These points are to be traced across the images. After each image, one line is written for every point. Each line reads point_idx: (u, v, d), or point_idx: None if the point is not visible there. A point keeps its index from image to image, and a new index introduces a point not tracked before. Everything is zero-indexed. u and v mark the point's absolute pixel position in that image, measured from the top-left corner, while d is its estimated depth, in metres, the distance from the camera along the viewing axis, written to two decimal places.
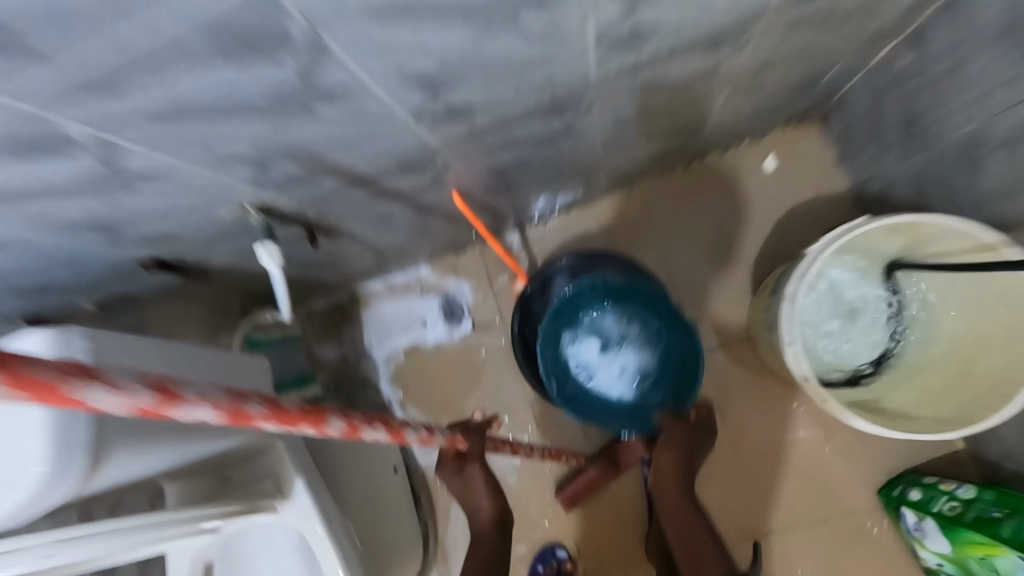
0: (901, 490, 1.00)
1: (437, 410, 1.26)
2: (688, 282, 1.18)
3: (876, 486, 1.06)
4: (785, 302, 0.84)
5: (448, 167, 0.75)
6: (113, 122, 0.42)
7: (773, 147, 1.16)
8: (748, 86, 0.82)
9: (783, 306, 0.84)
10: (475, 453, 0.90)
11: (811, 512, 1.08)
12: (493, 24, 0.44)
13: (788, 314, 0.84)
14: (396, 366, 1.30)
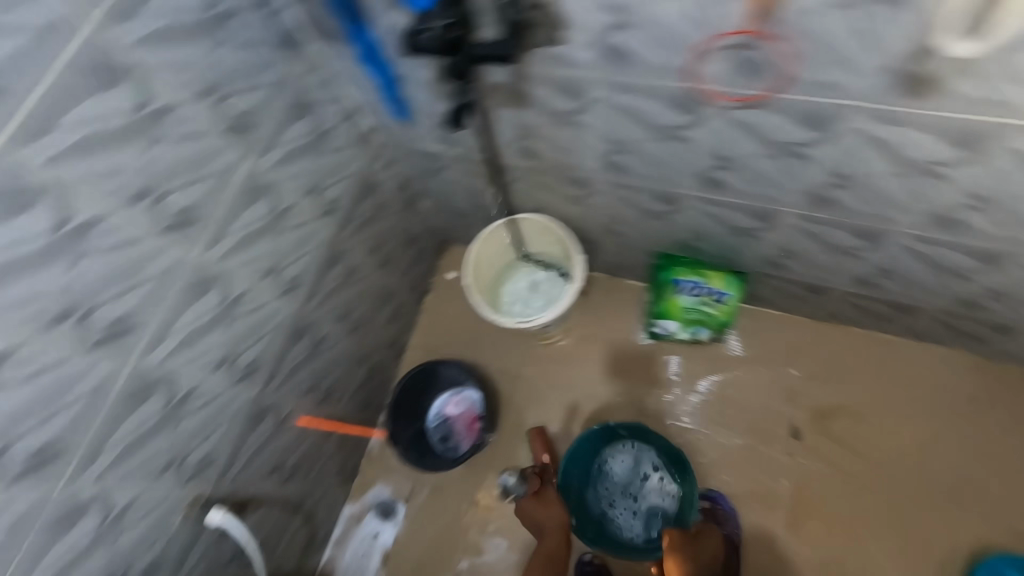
0: (649, 322, 1.57)
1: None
2: (481, 353, 1.73)
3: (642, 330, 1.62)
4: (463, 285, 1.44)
5: (278, 407, 1.25)
6: (102, 475, 0.87)
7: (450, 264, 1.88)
8: (383, 258, 1.54)
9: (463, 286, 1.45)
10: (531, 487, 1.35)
11: (644, 397, 1.55)
12: (227, 322, 1.02)
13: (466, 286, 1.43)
14: None
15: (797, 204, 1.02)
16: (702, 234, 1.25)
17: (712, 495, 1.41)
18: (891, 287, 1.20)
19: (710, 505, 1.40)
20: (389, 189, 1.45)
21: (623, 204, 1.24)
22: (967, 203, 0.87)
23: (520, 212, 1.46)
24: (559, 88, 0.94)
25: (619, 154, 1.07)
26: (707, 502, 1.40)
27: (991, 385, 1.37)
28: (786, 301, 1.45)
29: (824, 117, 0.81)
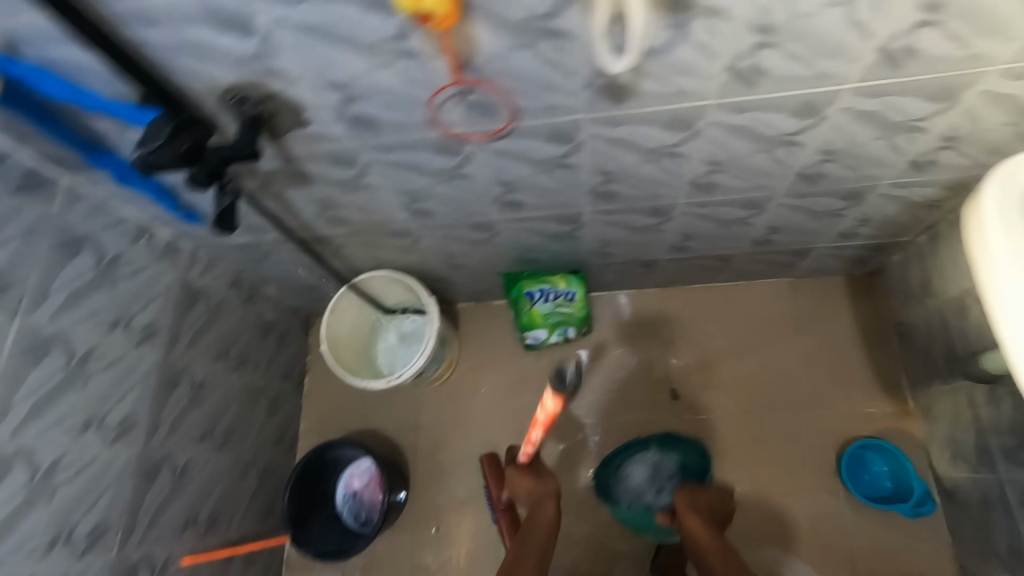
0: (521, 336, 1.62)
1: None
2: (377, 416, 1.70)
3: (520, 345, 1.68)
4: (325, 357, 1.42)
5: (150, 556, 1.16)
6: None
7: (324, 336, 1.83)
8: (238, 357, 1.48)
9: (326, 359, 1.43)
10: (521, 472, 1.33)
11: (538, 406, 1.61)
12: (46, 498, 0.95)
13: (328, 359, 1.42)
14: None
15: (587, 203, 1.11)
16: (529, 247, 1.32)
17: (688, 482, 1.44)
18: (700, 246, 1.34)
19: None
20: (221, 289, 1.40)
21: (448, 240, 1.29)
22: (708, 168, 1.00)
23: (363, 273, 1.47)
24: (331, 161, 0.97)
25: (419, 201, 1.11)
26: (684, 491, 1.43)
27: (812, 300, 1.55)
28: (631, 281, 1.57)
29: (565, 132, 0.89)
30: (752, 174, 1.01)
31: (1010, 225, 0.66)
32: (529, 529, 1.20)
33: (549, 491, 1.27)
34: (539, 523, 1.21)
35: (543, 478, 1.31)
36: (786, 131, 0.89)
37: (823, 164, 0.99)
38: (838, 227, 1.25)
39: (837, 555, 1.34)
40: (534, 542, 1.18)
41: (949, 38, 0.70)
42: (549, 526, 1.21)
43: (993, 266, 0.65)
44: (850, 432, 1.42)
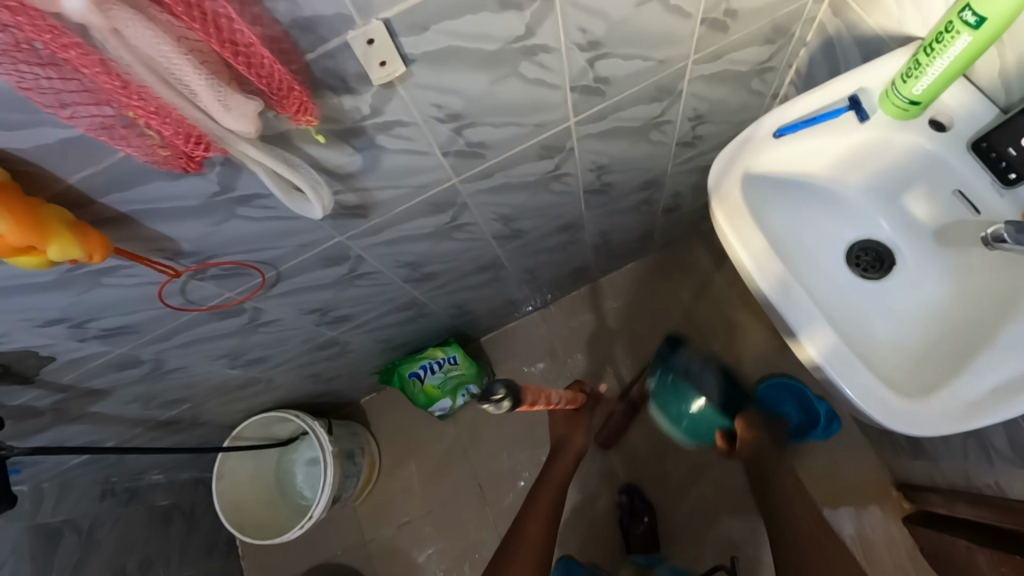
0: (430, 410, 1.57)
1: None
2: (322, 546, 1.61)
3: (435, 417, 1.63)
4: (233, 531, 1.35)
5: None
6: None
7: None
8: (142, 564, 1.35)
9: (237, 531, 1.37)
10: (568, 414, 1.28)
11: (474, 470, 1.58)
12: None
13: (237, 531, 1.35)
14: None
15: (410, 288, 1.08)
16: (386, 338, 1.27)
17: (627, 487, 1.47)
18: (549, 269, 1.33)
19: (626, 498, 1.45)
20: (89, 508, 1.26)
21: (300, 368, 1.22)
22: (501, 222, 0.99)
23: (239, 424, 1.39)
24: (113, 370, 0.88)
25: (240, 356, 1.04)
26: (625, 495, 1.46)
27: (678, 267, 1.61)
28: (511, 314, 1.56)
29: (335, 255, 0.85)
30: (547, 209, 1.01)
31: (736, 210, 0.69)
32: (544, 479, 1.19)
33: (573, 447, 1.24)
34: (552, 480, 1.19)
35: (578, 419, 1.28)
36: (546, 170, 0.89)
37: (603, 176, 0.99)
38: (660, 207, 1.27)
39: None
40: (546, 495, 1.15)
41: (628, 59, 0.72)
42: (558, 481, 1.19)
43: (737, 250, 0.68)
44: (751, 377, 1.47)
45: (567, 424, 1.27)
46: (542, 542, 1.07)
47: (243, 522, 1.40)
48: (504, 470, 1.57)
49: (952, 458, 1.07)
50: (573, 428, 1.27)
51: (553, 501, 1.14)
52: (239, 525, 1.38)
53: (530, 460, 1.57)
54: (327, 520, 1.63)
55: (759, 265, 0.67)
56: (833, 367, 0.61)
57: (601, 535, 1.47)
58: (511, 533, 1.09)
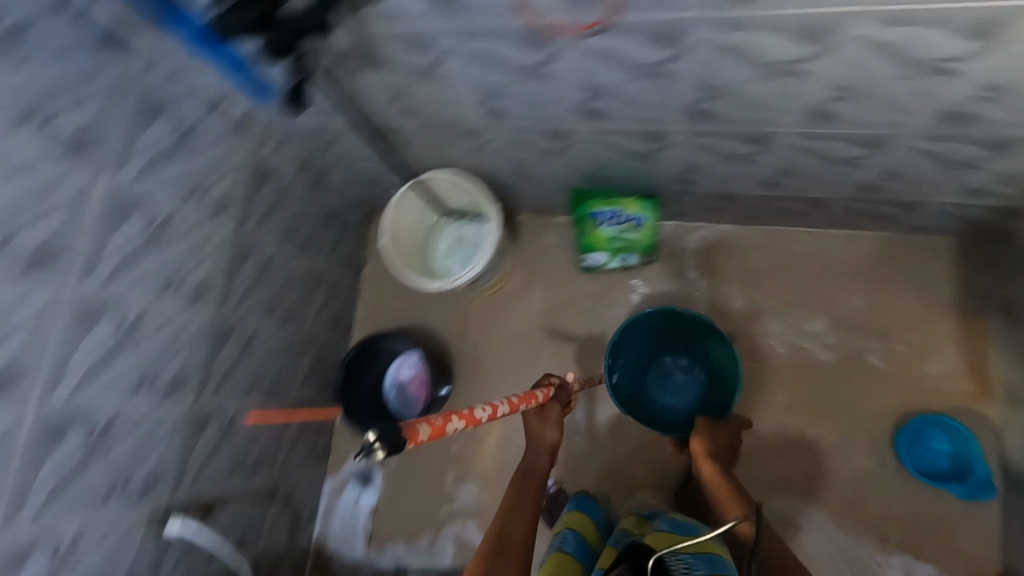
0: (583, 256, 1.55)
1: (411, 528, 1.63)
2: (427, 314, 1.74)
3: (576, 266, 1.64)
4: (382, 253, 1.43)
5: (222, 409, 1.26)
6: (38, 516, 0.91)
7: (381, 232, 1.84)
8: (304, 240, 1.51)
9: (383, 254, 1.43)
10: (535, 412, 1.22)
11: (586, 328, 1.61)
12: (133, 345, 1.03)
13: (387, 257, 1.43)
14: (368, 527, 1.66)
15: (678, 121, 1.00)
16: (603, 162, 1.22)
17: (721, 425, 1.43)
18: (794, 184, 1.20)
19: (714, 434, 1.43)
20: (289, 170, 1.40)
21: (518, 146, 1.21)
22: (831, 95, 0.86)
23: (430, 171, 1.43)
24: (407, 44, 0.89)
25: (495, 99, 1.03)
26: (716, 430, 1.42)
27: (906, 260, 1.40)
28: (706, 213, 1.47)
29: (671, 33, 0.77)
30: (885, 107, 0.87)
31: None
32: (516, 480, 1.15)
33: (547, 443, 1.20)
34: (528, 478, 1.15)
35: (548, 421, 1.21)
36: (944, 56, 0.73)
37: (979, 102, 0.82)
38: (969, 181, 1.07)
39: (869, 517, 1.31)
40: (523, 492, 1.11)
41: None
42: (534, 478, 1.15)
43: None
44: (916, 404, 1.34)
45: (539, 420, 1.21)
46: (527, 536, 1.03)
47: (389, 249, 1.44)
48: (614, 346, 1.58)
49: None
50: (546, 423, 1.22)
51: (527, 497, 1.11)
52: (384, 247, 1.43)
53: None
54: (440, 295, 1.75)
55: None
56: None
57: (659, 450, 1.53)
58: (495, 531, 1.03)
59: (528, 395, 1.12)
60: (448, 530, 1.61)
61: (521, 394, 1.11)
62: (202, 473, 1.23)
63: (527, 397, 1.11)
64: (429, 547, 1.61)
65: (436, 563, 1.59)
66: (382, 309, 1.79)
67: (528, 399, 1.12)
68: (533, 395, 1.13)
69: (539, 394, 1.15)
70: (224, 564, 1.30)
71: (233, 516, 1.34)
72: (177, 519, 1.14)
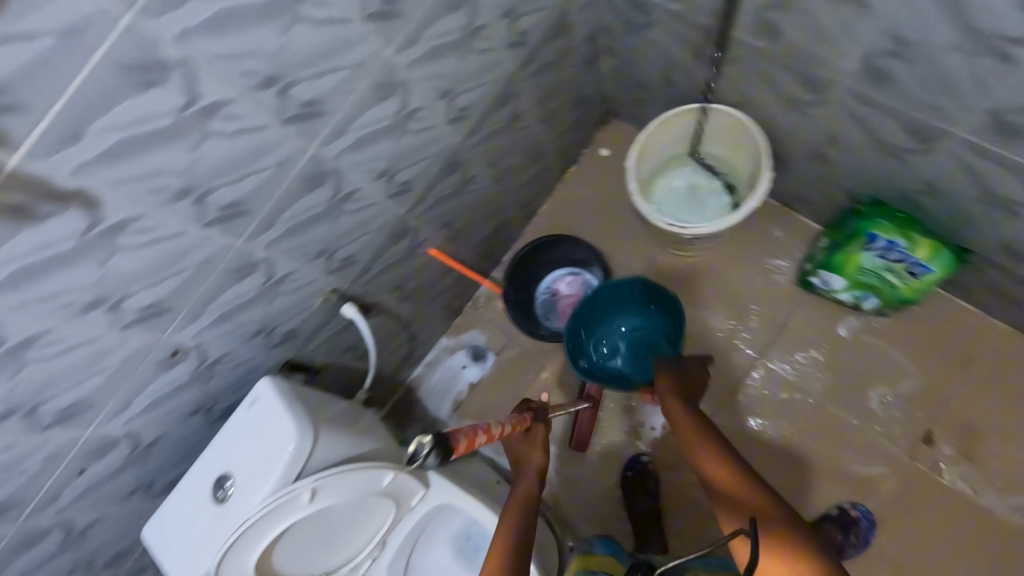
0: (809, 269, 1.36)
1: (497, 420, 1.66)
2: (611, 241, 1.65)
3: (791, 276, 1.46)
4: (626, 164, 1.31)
5: (418, 231, 1.27)
6: (271, 244, 0.93)
7: (605, 140, 1.72)
8: (550, 112, 1.43)
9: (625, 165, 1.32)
10: (516, 436, 1.25)
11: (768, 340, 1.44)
12: (399, 133, 1.01)
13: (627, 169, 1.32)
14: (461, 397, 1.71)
15: None
16: (941, 188, 1.01)
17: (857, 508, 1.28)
18: None
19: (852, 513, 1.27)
20: (582, 35, 1.29)
21: (855, 124, 1.02)
22: None
23: (722, 104, 1.24)
24: None
25: (897, 58, 0.84)
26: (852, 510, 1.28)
27: None
28: (989, 299, 1.22)
29: None
30: None
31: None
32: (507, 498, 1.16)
33: (534, 465, 1.21)
34: (516, 496, 1.15)
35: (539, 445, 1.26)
36: None
37: None
38: None
39: None
40: (507, 516, 1.11)
41: None
42: (523, 499, 1.14)
43: None
44: None
45: (523, 443, 1.24)
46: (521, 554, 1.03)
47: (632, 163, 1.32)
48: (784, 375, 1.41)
49: None
50: (533, 446, 1.25)
51: (525, 519, 1.10)
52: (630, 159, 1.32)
53: (820, 394, 1.38)
54: (633, 231, 1.64)
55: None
56: None
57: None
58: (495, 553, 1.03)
59: (518, 416, 1.24)
60: None
61: (514, 419, 1.23)
62: (379, 278, 1.27)
63: (522, 419, 1.24)
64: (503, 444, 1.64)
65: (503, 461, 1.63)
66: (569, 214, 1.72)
67: (520, 418, 1.24)
68: (518, 418, 1.24)
69: (519, 416, 1.24)
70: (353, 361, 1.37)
71: (376, 327, 1.40)
72: (352, 306, 1.18)
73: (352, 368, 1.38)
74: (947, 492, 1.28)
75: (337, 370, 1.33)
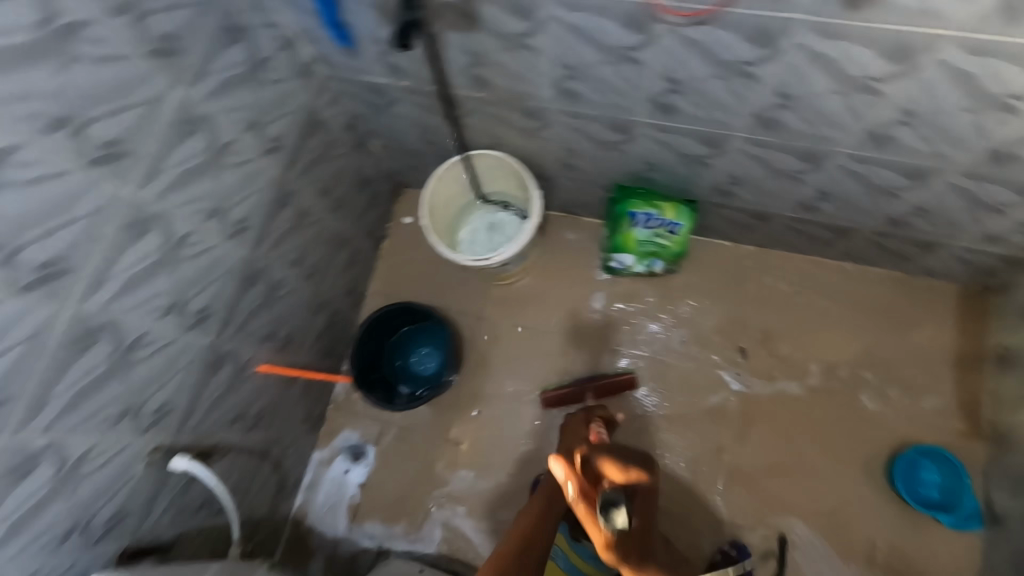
0: (607, 256, 1.57)
1: (399, 510, 1.57)
2: (444, 295, 1.73)
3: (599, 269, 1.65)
4: (422, 224, 1.42)
5: (237, 354, 1.21)
6: (49, 426, 0.82)
7: (406, 210, 1.82)
8: (337, 200, 1.49)
9: (422, 225, 1.42)
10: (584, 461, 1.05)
11: (602, 330, 1.61)
12: (172, 265, 0.98)
13: (426, 227, 1.41)
14: (355, 504, 1.60)
15: (746, 127, 1.05)
16: (657, 163, 1.26)
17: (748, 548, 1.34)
18: (831, 208, 1.26)
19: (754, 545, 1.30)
20: (338, 127, 1.39)
21: (577, 135, 1.24)
22: (896, 118, 0.93)
23: (479, 149, 1.42)
24: (510, 8, 0.92)
25: (572, 80, 1.06)
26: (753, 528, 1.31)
27: (913, 301, 1.47)
28: (733, 232, 1.51)
29: (775, 30, 0.82)
30: (944, 137, 0.94)
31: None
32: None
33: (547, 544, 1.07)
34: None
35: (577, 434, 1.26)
36: (1011, 91, 0.81)
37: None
38: (991, 225, 1.16)
39: (862, 537, 1.36)
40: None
41: None
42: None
43: None
44: (910, 436, 1.39)
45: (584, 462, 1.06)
46: None
47: (426, 221, 1.42)
48: (626, 349, 1.58)
49: None
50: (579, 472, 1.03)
51: None
52: (423, 219, 1.42)
53: (659, 353, 1.56)
54: (459, 280, 1.74)
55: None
56: None
57: (656, 456, 1.47)
58: None
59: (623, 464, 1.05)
60: (437, 517, 1.56)
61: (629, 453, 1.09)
62: (209, 416, 1.17)
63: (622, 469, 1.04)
64: (413, 531, 1.55)
65: (419, 548, 1.54)
66: (397, 286, 1.76)
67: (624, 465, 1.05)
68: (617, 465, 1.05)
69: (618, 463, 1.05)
70: (212, 518, 1.22)
71: (227, 469, 1.27)
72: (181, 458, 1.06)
73: (213, 526, 1.23)
74: (781, 392, 1.47)
75: (195, 537, 1.17)
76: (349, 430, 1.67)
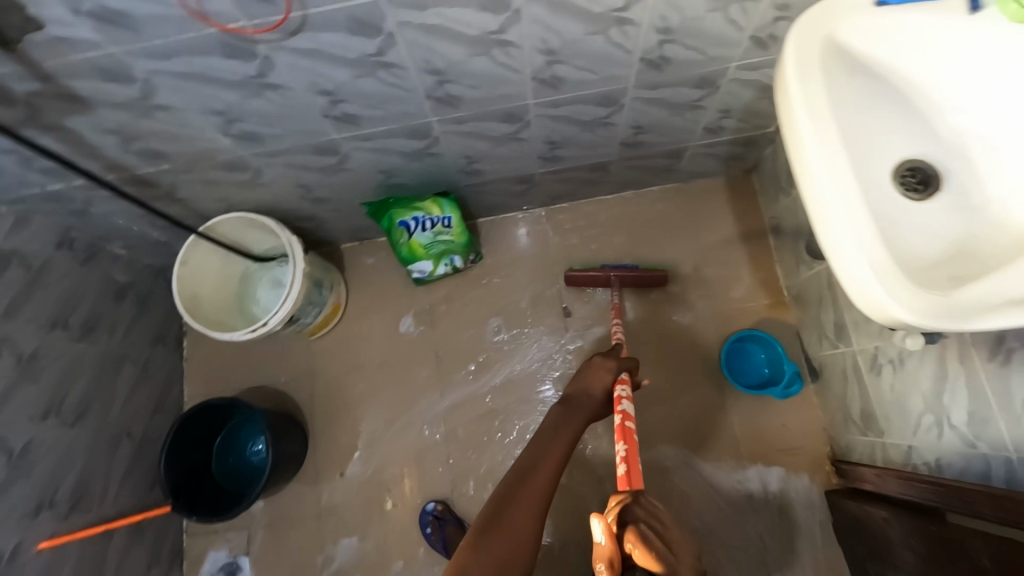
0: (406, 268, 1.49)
1: None
2: (267, 370, 1.60)
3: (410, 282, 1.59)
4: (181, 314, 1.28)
5: None
6: None
7: None
8: (86, 324, 1.32)
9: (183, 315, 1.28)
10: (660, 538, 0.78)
11: (433, 341, 1.56)
12: None
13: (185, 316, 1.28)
14: None
15: (430, 111, 1.02)
16: (389, 169, 1.21)
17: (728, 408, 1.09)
18: (569, 153, 1.27)
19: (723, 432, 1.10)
20: (43, 249, 1.22)
21: (294, 169, 1.16)
22: (545, 59, 0.92)
23: (216, 215, 1.30)
24: (102, 77, 0.82)
25: (235, 123, 0.97)
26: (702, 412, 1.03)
27: (694, 206, 1.55)
28: (514, 202, 1.51)
29: (367, 18, 0.78)
30: (597, 62, 0.95)
31: (808, 60, 0.65)
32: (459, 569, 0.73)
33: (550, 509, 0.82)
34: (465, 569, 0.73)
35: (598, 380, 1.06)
36: (612, 6, 0.83)
37: (665, 45, 0.93)
38: (702, 120, 1.21)
39: (721, 437, 1.41)
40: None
41: None
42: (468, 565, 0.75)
43: (787, 97, 0.64)
44: (729, 327, 1.46)
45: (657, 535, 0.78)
46: None
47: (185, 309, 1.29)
48: (462, 351, 1.54)
49: (900, 436, 1.08)
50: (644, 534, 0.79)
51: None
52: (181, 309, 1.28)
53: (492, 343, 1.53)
54: (278, 348, 1.61)
55: (817, 116, 0.63)
56: (850, 225, 0.59)
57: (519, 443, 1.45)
58: None
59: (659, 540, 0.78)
60: None
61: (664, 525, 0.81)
62: None
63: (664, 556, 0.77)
64: None
65: None
66: (216, 379, 1.61)
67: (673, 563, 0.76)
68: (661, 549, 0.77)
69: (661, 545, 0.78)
70: None
71: None
72: None
73: None
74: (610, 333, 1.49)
75: None
76: (213, 550, 1.50)
